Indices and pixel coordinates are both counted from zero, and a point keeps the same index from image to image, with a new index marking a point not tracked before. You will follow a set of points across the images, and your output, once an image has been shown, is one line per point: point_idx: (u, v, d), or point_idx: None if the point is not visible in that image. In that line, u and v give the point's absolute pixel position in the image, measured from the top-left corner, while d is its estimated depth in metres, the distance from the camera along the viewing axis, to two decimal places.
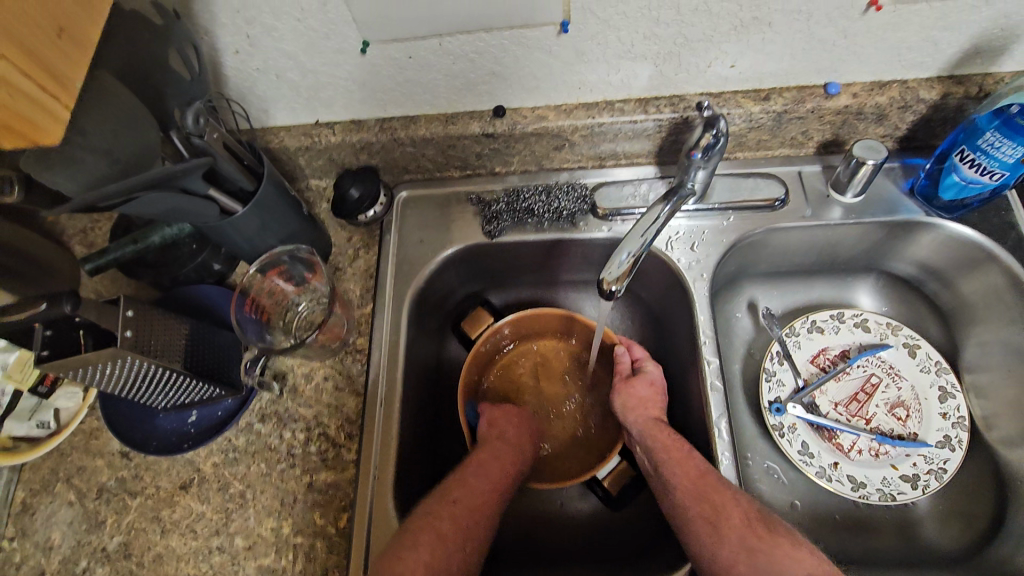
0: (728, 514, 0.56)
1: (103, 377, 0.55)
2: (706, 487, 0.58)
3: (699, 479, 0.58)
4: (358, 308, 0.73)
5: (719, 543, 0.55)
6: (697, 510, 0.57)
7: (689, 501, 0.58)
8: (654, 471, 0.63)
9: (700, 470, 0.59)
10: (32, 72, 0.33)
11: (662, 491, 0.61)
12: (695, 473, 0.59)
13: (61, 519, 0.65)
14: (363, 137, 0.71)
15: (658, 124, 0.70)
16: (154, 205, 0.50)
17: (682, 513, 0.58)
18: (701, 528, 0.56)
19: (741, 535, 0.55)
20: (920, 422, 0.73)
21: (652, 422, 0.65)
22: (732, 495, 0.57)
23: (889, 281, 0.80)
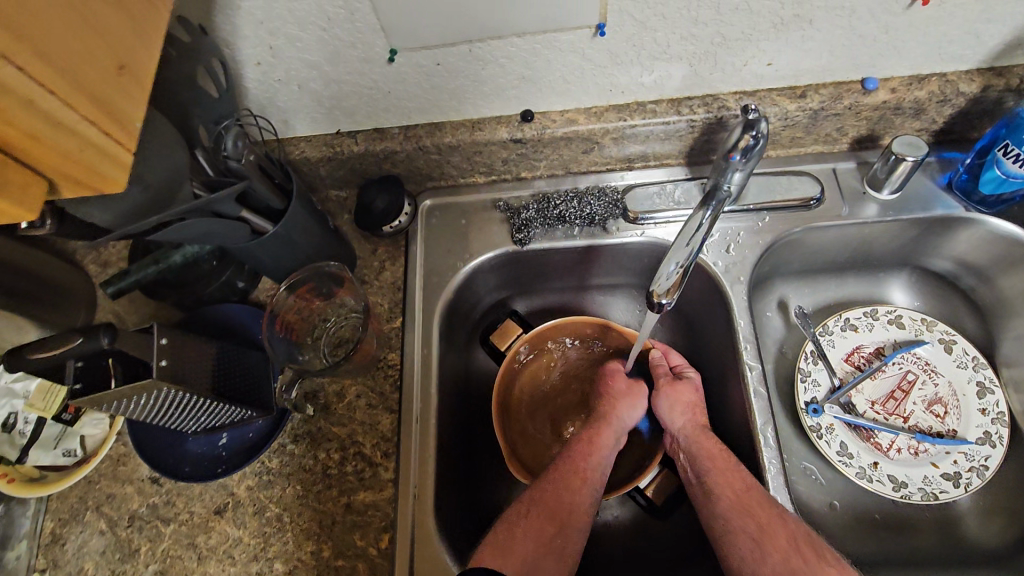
0: (772, 531, 0.54)
1: (135, 406, 0.53)
2: (750, 502, 0.56)
3: (745, 493, 0.57)
4: (387, 322, 0.71)
5: (759, 561, 0.54)
6: (739, 524, 0.56)
7: (732, 515, 0.56)
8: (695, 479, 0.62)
9: (746, 484, 0.58)
10: (99, 121, 0.31)
11: (703, 501, 0.59)
12: (741, 486, 0.58)
13: (93, 549, 0.63)
14: (387, 146, 0.69)
15: (691, 125, 0.68)
16: (188, 231, 0.49)
17: (722, 525, 0.57)
18: (743, 542, 0.55)
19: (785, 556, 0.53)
20: (959, 419, 0.72)
21: (699, 428, 0.64)
22: (779, 512, 0.55)
23: (922, 276, 0.79)
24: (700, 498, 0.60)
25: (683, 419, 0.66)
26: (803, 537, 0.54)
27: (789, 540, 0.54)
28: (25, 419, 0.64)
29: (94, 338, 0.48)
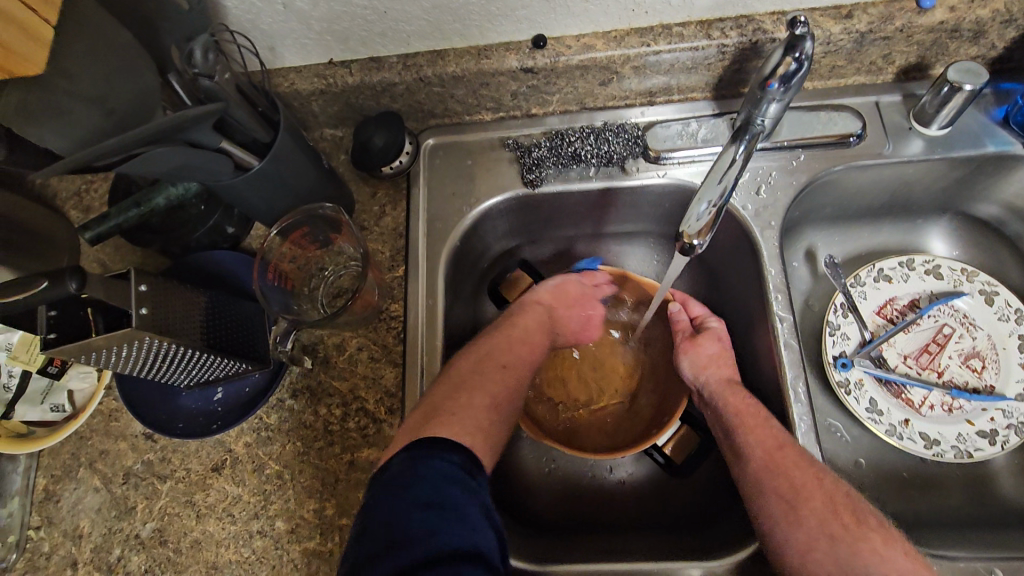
0: (807, 493, 0.51)
1: (119, 359, 0.49)
2: (784, 460, 0.53)
3: (779, 451, 0.53)
4: (388, 271, 0.66)
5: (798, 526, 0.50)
6: (775, 484, 0.52)
7: (765, 474, 0.53)
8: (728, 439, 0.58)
9: (778, 442, 0.54)
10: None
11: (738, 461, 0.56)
12: (773, 444, 0.54)
13: (88, 506, 0.61)
14: (385, 77, 0.63)
15: (722, 51, 0.61)
16: (161, 162, 0.43)
17: (759, 488, 0.53)
18: (776, 503, 0.52)
19: (821, 519, 0.50)
20: (998, 374, 0.68)
21: (725, 383, 0.60)
22: (816, 472, 0.52)
23: (964, 222, 0.73)
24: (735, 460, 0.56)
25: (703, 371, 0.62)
26: (839, 494, 0.51)
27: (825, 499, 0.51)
28: (10, 373, 0.62)
29: (59, 284, 0.43)
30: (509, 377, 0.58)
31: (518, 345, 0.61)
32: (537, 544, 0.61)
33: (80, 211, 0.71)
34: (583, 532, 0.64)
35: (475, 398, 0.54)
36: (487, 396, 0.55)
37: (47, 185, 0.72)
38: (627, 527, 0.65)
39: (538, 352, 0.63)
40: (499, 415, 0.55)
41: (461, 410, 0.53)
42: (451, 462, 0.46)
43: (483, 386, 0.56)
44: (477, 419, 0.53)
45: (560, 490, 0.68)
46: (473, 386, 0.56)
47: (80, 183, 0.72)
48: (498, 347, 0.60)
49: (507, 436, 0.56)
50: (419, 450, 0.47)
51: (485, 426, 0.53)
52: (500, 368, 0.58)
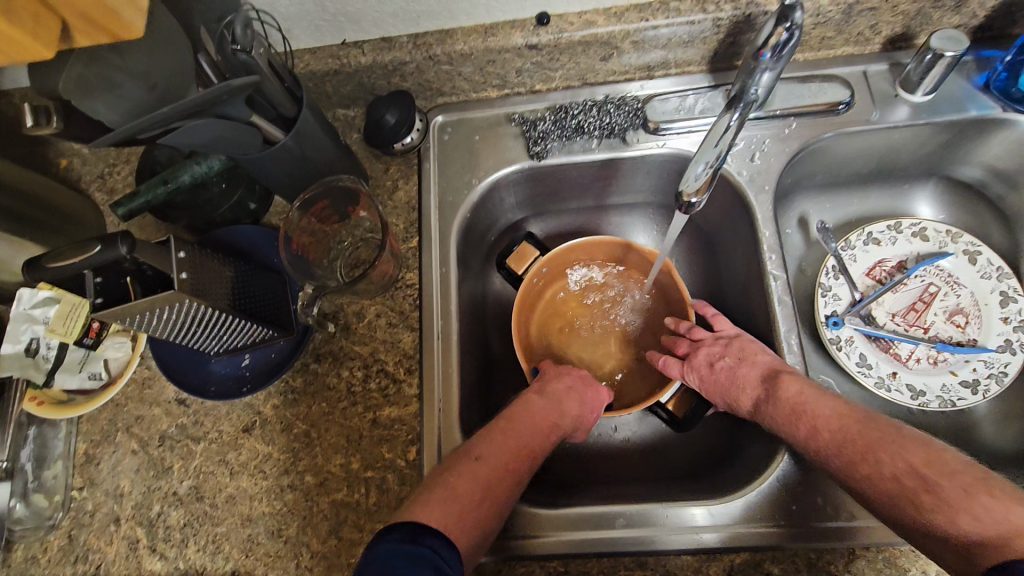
0: (847, 451, 0.52)
1: (158, 322, 0.52)
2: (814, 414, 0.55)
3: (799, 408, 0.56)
4: (403, 242, 0.70)
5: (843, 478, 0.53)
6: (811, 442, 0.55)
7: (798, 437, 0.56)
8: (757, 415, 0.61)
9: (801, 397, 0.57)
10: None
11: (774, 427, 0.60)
12: (792, 399, 0.57)
13: (128, 467, 0.65)
14: (396, 56, 0.66)
15: (717, 24, 0.64)
16: (197, 135, 0.47)
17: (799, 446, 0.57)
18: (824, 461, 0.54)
19: (875, 475, 0.50)
20: (980, 328, 0.72)
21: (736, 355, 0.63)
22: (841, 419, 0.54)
23: (949, 186, 0.77)
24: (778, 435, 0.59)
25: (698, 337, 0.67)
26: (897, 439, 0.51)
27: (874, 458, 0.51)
28: (48, 344, 0.64)
29: (112, 248, 0.47)
30: (495, 467, 0.55)
31: (502, 437, 0.57)
32: (551, 497, 0.64)
33: (104, 191, 0.75)
34: (592, 486, 0.68)
35: (458, 487, 0.52)
36: (472, 486, 0.52)
37: (73, 168, 0.76)
38: (634, 480, 0.69)
39: (529, 440, 0.58)
40: (478, 509, 0.51)
41: (443, 502, 0.50)
42: (391, 538, 0.45)
43: (472, 475, 0.53)
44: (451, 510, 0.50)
45: (569, 450, 0.72)
46: (458, 476, 0.53)
47: (103, 165, 0.76)
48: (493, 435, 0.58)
49: (489, 530, 0.52)
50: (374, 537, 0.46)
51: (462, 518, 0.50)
52: (472, 459, 0.54)
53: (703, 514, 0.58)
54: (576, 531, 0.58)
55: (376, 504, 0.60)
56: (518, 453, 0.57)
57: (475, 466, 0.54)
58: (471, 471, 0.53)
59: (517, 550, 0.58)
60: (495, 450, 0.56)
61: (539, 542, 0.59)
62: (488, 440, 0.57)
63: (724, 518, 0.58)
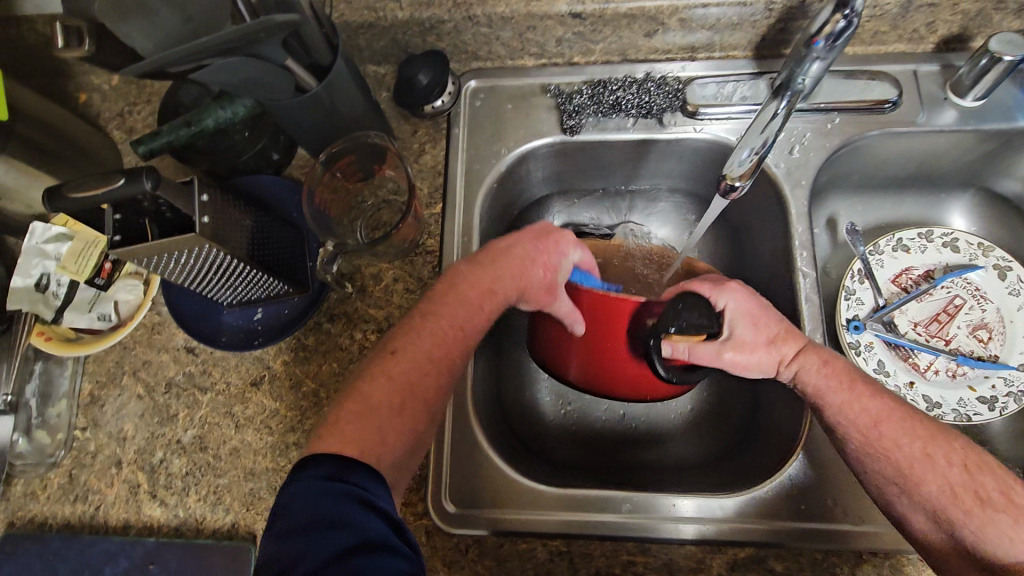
0: (894, 440, 0.51)
1: (175, 265, 0.51)
2: (884, 435, 0.52)
3: (876, 428, 0.52)
4: (426, 207, 0.68)
5: (879, 479, 0.52)
6: (859, 429, 0.53)
7: (853, 423, 0.53)
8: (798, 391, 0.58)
9: (872, 417, 0.53)
10: None
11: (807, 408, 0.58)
12: (867, 420, 0.52)
13: (132, 412, 0.64)
14: (434, 13, 0.64)
15: (769, 8, 0.62)
16: (229, 73, 0.45)
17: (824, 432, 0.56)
18: (887, 487, 0.52)
19: (941, 475, 0.50)
20: (1003, 345, 0.71)
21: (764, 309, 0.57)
22: (920, 447, 0.51)
23: (985, 198, 0.76)
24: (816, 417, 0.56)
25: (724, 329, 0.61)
26: (958, 448, 0.51)
27: (940, 449, 0.50)
28: (58, 281, 0.63)
29: (134, 182, 0.45)
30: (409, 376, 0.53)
31: (427, 338, 0.55)
32: (558, 480, 0.64)
33: (123, 131, 0.73)
34: (597, 472, 0.67)
35: (369, 408, 0.50)
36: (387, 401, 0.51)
37: (92, 104, 0.74)
38: (641, 468, 0.68)
39: (459, 330, 0.56)
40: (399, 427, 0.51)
41: (358, 421, 0.49)
42: (323, 473, 0.43)
43: (385, 391, 0.52)
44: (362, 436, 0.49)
45: (576, 434, 0.71)
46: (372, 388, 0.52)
47: (124, 104, 0.74)
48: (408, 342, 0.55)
49: (422, 432, 0.52)
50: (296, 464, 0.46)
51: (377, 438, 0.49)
52: (385, 355, 0.54)
53: (692, 506, 0.57)
54: (582, 513, 0.58)
55: None
56: (442, 347, 0.55)
57: (397, 370, 0.53)
58: (391, 378, 0.52)
59: (518, 527, 0.58)
60: (416, 346, 0.54)
61: (534, 521, 0.58)
62: (410, 338, 0.55)
63: (712, 512, 0.57)
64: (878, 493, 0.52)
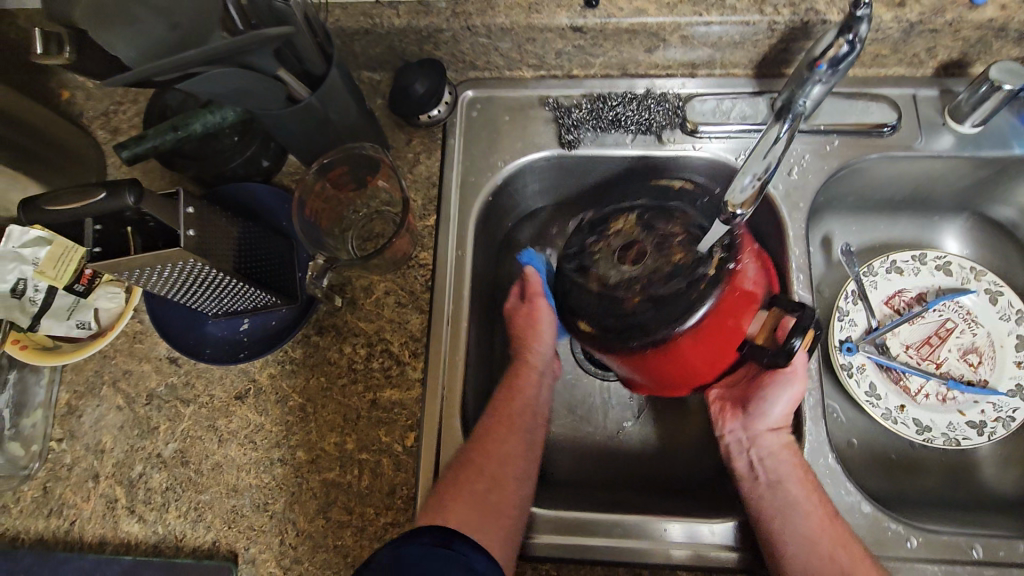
0: (843, 532, 0.54)
1: (158, 278, 0.50)
2: (839, 530, 0.54)
3: (834, 520, 0.55)
4: (420, 219, 0.67)
5: (823, 564, 0.53)
6: (817, 515, 0.55)
7: (815, 509, 0.55)
8: (758, 468, 0.59)
9: (832, 509, 0.55)
10: None
11: (750, 485, 0.59)
12: (829, 512, 0.55)
13: (111, 423, 0.62)
14: (432, 22, 0.63)
15: (773, 28, 0.62)
16: (218, 83, 0.44)
17: (767, 512, 0.56)
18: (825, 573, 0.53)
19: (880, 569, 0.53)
20: (993, 369, 0.71)
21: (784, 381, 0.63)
22: (865, 552, 0.53)
23: (979, 223, 0.76)
24: (770, 500, 0.57)
25: (755, 368, 0.62)
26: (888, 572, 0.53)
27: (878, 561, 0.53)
28: (36, 286, 0.61)
29: (116, 196, 0.44)
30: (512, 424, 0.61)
31: (502, 429, 0.60)
32: (547, 498, 0.63)
33: (108, 130, 0.71)
34: (590, 489, 0.66)
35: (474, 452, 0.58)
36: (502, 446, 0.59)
37: (75, 102, 0.72)
38: (632, 487, 0.67)
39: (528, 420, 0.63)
40: (502, 487, 0.57)
41: (477, 476, 0.57)
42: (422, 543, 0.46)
43: (496, 448, 0.59)
44: (476, 494, 0.56)
45: (569, 450, 0.70)
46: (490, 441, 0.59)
47: (108, 103, 0.72)
48: (486, 434, 0.59)
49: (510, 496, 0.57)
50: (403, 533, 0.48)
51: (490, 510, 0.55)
52: (481, 473, 0.57)
53: (681, 532, 0.57)
54: (573, 537, 0.57)
55: (368, 487, 0.58)
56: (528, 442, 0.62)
57: (486, 484, 0.57)
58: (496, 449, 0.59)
59: (527, 550, 0.57)
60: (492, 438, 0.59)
61: (531, 543, 0.57)
62: (495, 439, 0.59)
63: (703, 539, 0.57)
64: None
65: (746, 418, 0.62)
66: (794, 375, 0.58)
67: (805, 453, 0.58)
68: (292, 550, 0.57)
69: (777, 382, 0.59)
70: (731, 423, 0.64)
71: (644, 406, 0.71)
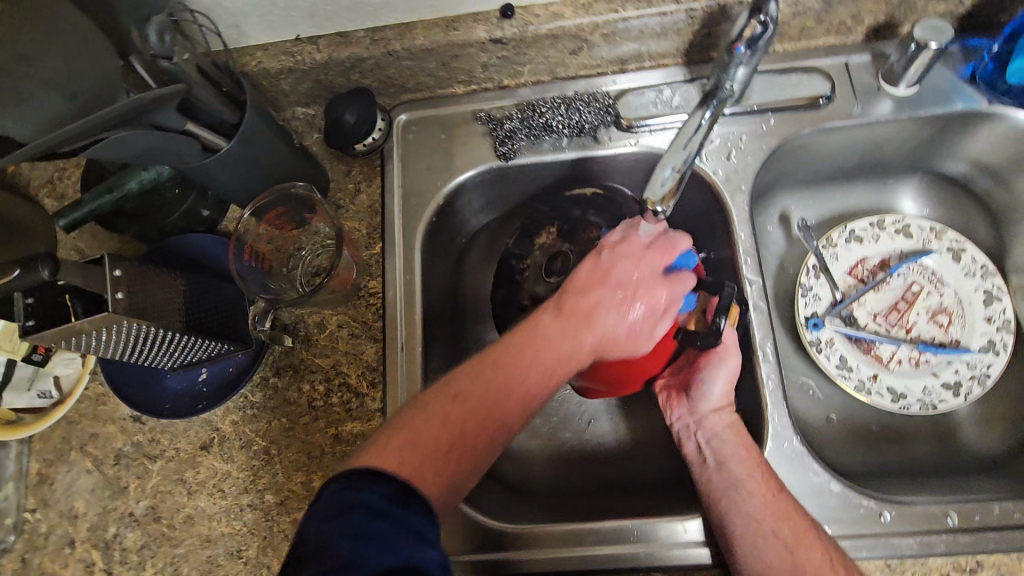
0: (788, 507, 0.52)
1: (101, 344, 0.50)
2: (783, 505, 0.52)
3: (778, 494, 0.53)
4: (366, 248, 0.67)
5: (766, 540, 0.51)
6: (761, 492, 0.53)
7: (757, 485, 0.53)
8: (704, 450, 0.58)
9: (777, 485, 0.54)
10: None
11: (698, 469, 0.58)
12: (773, 487, 0.53)
13: (82, 487, 0.62)
14: (352, 52, 0.63)
15: (691, 15, 0.61)
16: (126, 147, 0.44)
17: (714, 495, 0.55)
18: (772, 550, 0.50)
19: (825, 548, 0.50)
20: (963, 328, 0.70)
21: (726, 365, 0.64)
22: (812, 527, 0.51)
23: (935, 181, 0.75)
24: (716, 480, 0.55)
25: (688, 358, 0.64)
26: (838, 548, 0.51)
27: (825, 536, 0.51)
28: None
29: (32, 271, 0.44)
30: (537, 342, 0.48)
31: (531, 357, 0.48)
32: (522, 513, 0.63)
33: (53, 197, 0.72)
34: (567, 496, 0.66)
35: (495, 376, 0.47)
36: (539, 366, 0.48)
37: (19, 173, 0.72)
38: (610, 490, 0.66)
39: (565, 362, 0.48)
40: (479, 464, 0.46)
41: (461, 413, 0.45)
42: (383, 494, 0.38)
43: (511, 378, 0.47)
44: (464, 444, 0.45)
45: (543, 459, 0.70)
46: (490, 371, 0.47)
47: (52, 170, 0.72)
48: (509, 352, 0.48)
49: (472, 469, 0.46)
50: (353, 478, 0.39)
51: (462, 449, 0.45)
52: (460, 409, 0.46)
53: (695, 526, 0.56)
54: (548, 549, 0.57)
55: None
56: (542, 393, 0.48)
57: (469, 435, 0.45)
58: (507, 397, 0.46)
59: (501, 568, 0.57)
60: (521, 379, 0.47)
61: (507, 560, 0.57)
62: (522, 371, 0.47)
63: None
64: (749, 563, 0.50)
65: (690, 401, 0.61)
66: (725, 352, 0.58)
67: (765, 450, 0.57)
68: None
69: (712, 362, 0.59)
70: (678, 409, 0.62)
71: (615, 407, 0.71)
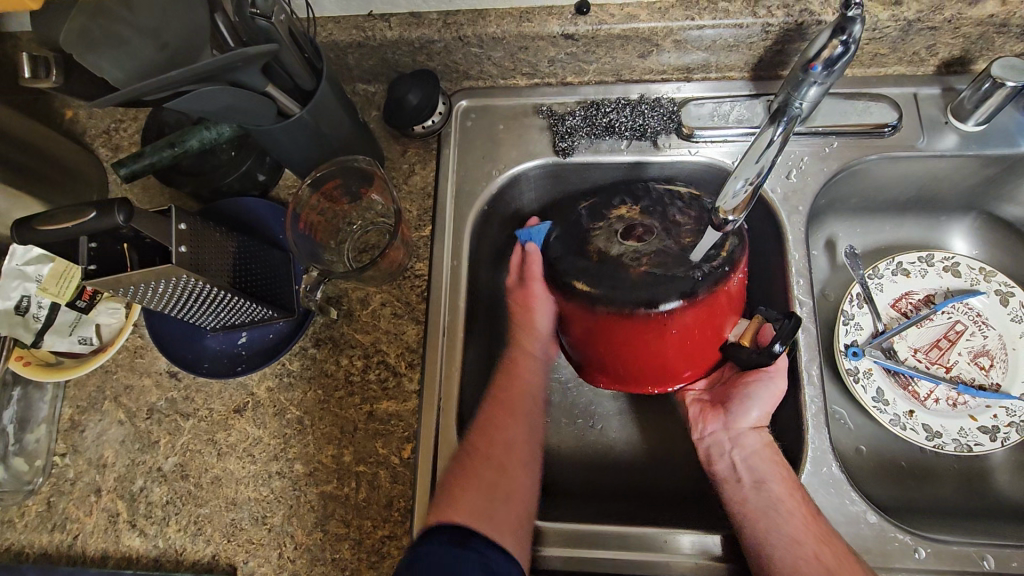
0: (827, 532, 0.52)
1: (153, 295, 0.50)
2: (822, 529, 0.52)
3: (818, 518, 0.53)
4: (415, 230, 0.67)
5: (806, 563, 0.51)
6: (801, 514, 0.53)
7: (798, 508, 0.54)
8: (739, 469, 0.59)
9: (816, 509, 0.54)
10: None
11: (733, 488, 0.58)
12: (812, 511, 0.54)
13: (113, 438, 0.63)
14: (424, 33, 0.63)
15: (766, 30, 0.61)
16: (205, 102, 0.45)
17: (752, 514, 0.55)
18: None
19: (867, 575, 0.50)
20: (1005, 373, 0.69)
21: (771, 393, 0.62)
22: (852, 553, 0.51)
23: (987, 222, 0.74)
24: (754, 499, 0.56)
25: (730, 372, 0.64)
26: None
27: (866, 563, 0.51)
28: (38, 304, 0.61)
29: (108, 214, 0.44)
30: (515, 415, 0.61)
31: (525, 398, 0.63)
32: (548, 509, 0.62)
33: (109, 148, 0.72)
34: (589, 499, 0.66)
35: (493, 420, 0.60)
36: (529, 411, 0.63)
37: (79, 121, 0.73)
38: (635, 497, 0.65)
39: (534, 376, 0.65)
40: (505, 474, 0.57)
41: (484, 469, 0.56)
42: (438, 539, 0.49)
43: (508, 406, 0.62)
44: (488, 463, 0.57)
45: (567, 459, 0.69)
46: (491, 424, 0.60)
47: (110, 121, 0.73)
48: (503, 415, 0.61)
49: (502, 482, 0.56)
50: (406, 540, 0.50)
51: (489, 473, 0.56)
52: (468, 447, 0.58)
53: (689, 541, 0.56)
54: (570, 548, 0.57)
55: (365, 500, 0.58)
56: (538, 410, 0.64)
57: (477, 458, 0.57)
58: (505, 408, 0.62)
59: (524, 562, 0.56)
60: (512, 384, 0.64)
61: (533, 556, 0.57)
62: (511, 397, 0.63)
63: (713, 547, 0.56)
64: None
65: (726, 416, 0.62)
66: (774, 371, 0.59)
67: (804, 473, 0.56)
68: (289, 564, 0.57)
69: (758, 379, 0.60)
70: (711, 424, 0.63)
71: (645, 415, 0.70)
